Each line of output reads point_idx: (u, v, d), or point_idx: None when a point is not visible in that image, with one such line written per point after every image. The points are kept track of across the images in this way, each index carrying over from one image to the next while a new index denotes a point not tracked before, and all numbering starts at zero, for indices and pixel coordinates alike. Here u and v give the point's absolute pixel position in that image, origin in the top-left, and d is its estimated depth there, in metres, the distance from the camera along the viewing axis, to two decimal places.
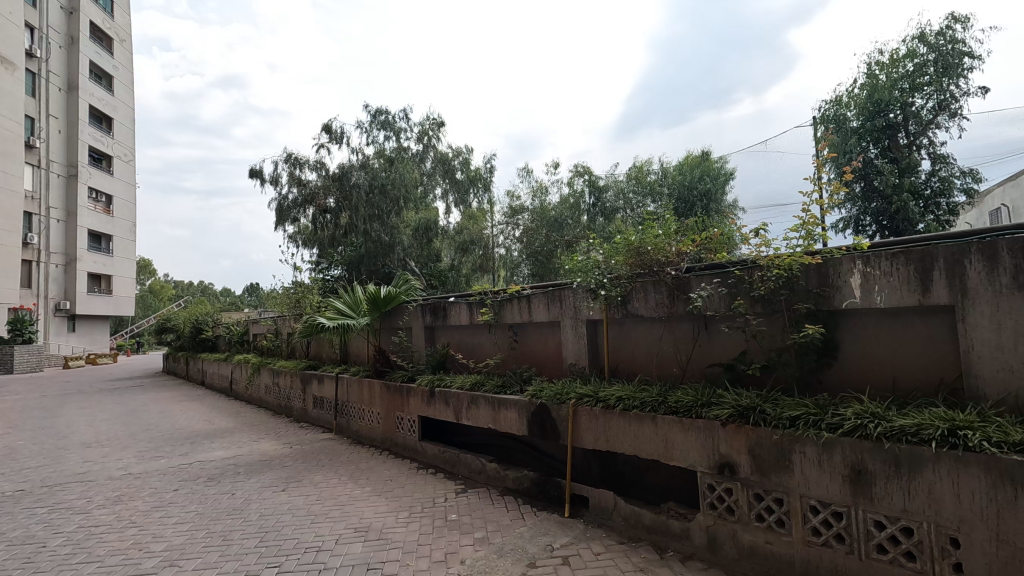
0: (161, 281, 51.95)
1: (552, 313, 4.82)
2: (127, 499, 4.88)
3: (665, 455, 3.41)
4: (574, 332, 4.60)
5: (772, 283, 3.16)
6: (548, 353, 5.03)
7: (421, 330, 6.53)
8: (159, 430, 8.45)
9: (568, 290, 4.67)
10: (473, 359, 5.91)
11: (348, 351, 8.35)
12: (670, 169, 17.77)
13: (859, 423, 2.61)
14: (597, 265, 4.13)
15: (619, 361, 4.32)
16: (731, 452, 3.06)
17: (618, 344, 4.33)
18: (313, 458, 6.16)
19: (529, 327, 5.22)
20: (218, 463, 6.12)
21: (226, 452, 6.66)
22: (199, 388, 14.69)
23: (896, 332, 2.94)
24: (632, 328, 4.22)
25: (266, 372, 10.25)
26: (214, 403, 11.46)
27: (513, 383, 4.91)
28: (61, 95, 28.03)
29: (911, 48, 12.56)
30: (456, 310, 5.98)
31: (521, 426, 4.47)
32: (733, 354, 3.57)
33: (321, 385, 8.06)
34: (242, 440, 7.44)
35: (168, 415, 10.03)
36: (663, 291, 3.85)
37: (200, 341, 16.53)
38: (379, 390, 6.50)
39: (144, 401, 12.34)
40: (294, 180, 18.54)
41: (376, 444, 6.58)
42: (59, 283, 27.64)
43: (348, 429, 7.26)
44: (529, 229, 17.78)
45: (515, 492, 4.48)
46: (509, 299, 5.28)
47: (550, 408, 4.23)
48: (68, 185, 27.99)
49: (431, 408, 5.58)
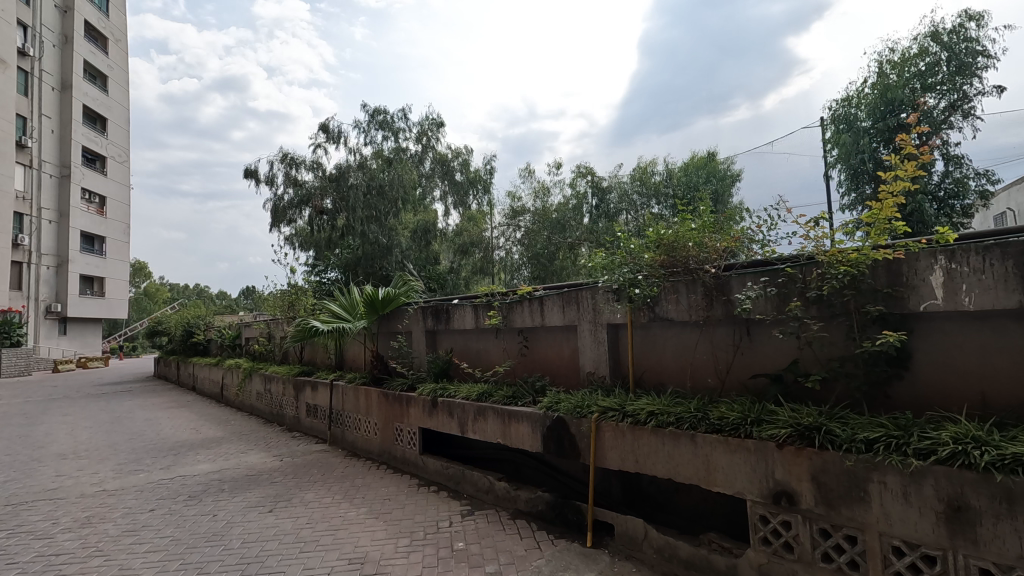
0: (155, 282, 51.10)
1: (568, 315, 4.39)
2: (97, 522, 4.40)
3: (707, 480, 2.97)
4: (592, 338, 4.17)
5: (835, 282, 2.72)
6: (563, 361, 4.58)
7: (421, 335, 6.07)
8: (142, 440, 7.96)
9: (586, 291, 4.23)
10: (479, 367, 5.45)
11: (344, 356, 7.87)
12: (675, 170, 17.35)
13: (958, 449, 2.17)
14: (621, 262, 3.68)
15: (644, 370, 3.89)
16: (790, 479, 2.62)
17: (645, 350, 3.89)
18: (304, 474, 5.69)
19: (542, 331, 4.76)
20: (201, 478, 5.65)
21: (211, 465, 6.19)
22: (189, 394, 14.18)
23: (986, 339, 2.50)
24: (660, 334, 3.79)
25: (258, 377, 9.78)
26: (204, 410, 11.00)
27: (524, 394, 4.46)
28: (55, 94, 27.53)
29: (922, 47, 12.33)
30: (460, 313, 5.53)
31: (534, 443, 4.02)
32: (782, 363, 3.13)
33: (314, 393, 7.58)
34: (229, 451, 6.97)
35: (154, 423, 9.58)
36: (698, 290, 3.41)
37: (192, 344, 16.08)
38: (377, 399, 6.04)
39: (130, 408, 11.82)
40: (290, 180, 18.11)
41: (373, 457, 6.12)
42: (49, 284, 27.06)
43: (342, 440, 6.80)
44: (530, 231, 17.33)
45: (527, 515, 4.03)
46: (520, 301, 4.83)
47: (568, 422, 3.79)
48: (60, 186, 27.48)
49: (433, 419, 5.12)
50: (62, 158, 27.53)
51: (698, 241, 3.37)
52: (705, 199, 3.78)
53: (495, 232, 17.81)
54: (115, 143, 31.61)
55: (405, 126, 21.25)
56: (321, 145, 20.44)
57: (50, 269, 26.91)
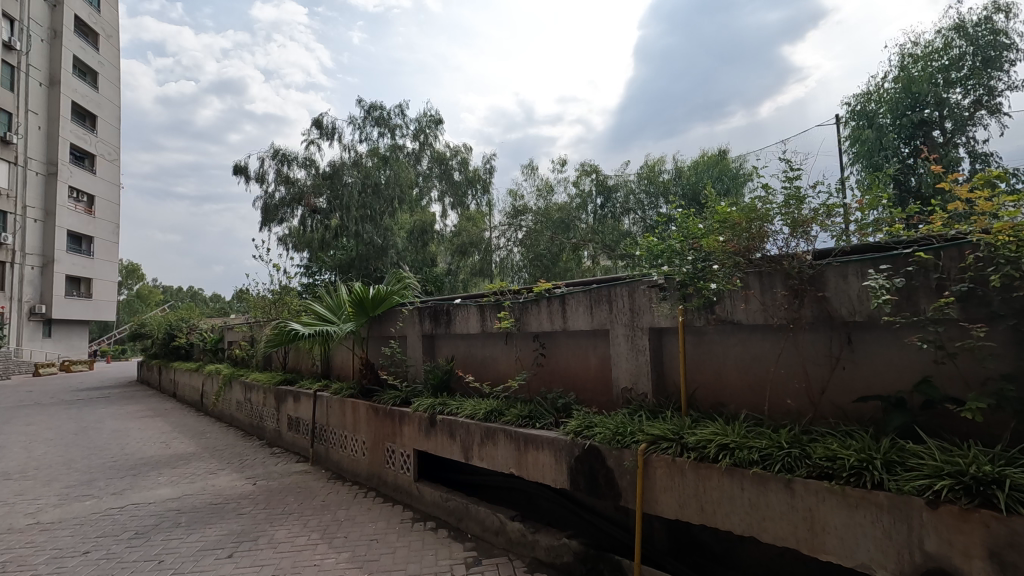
0: (146, 284, 49.97)
1: (597, 318, 3.59)
2: (13, 570, 3.56)
3: (810, 544, 2.16)
4: (628, 346, 3.37)
5: (1007, 270, 1.91)
6: (590, 374, 3.76)
7: (418, 340, 5.26)
8: (102, 457, 7.08)
9: (620, 289, 3.43)
10: (486, 380, 4.61)
11: (331, 364, 7.04)
12: (685, 168, 16.38)
13: None
14: (681, 249, 2.87)
15: (698, 386, 3.10)
16: (951, 553, 1.81)
17: (698, 362, 3.10)
18: (278, 502, 4.84)
19: (562, 335, 3.96)
20: (155, 507, 4.78)
21: (172, 490, 5.34)
22: (168, 401, 13.27)
23: None
24: (718, 341, 3.01)
25: (238, 385, 8.95)
26: (179, 420, 10.16)
27: (543, 414, 3.67)
28: (42, 90, 26.62)
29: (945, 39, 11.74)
30: (463, 315, 4.72)
31: (558, 476, 3.22)
32: (904, 383, 2.34)
33: (296, 404, 6.75)
34: (196, 471, 6.11)
35: (121, 435, 8.71)
36: (783, 283, 2.61)
37: (173, 348, 15.20)
38: (365, 414, 5.20)
39: (100, 417, 10.90)
40: (282, 178, 17.26)
41: (360, 481, 5.31)
42: (34, 285, 26.08)
43: (326, 459, 5.97)
44: (531, 232, 16.42)
45: (549, 567, 3.22)
46: (535, 301, 4.04)
47: (604, 453, 2.95)
48: (46, 185, 26.55)
49: (430, 440, 4.31)
50: (49, 156, 26.59)
51: (774, 218, 2.64)
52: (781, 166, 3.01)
53: (495, 232, 17.04)
54: (104, 141, 30.66)
55: (401, 123, 20.45)
56: (314, 141, 19.62)
57: (35, 269, 25.95)
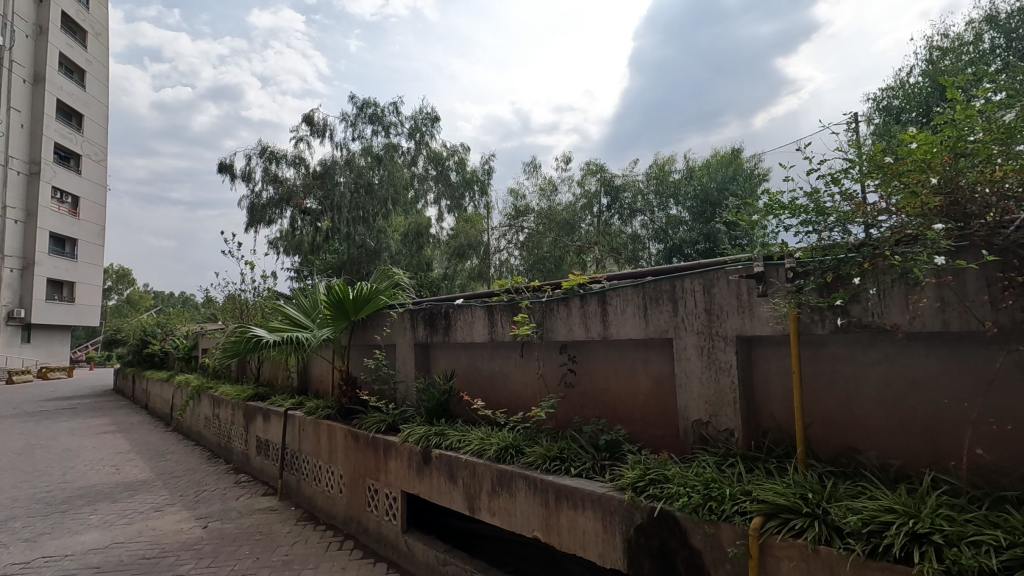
0: (137, 290, 48.74)
1: (654, 323, 2.59)
2: None
3: None
4: (703, 362, 2.37)
5: None
6: (638, 401, 2.77)
7: (410, 350, 4.24)
8: (34, 486, 5.98)
9: (688, 281, 2.42)
10: (498, 405, 3.59)
11: (307, 377, 6.00)
12: (696, 167, 15.20)
13: None
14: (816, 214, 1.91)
15: (814, 420, 2.11)
16: None
17: (814, 385, 2.10)
18: (228, 556, 3.78)
19: (599, 347, 2.97)
20: (70, 565, 3.70)
21: (102, 536, 4.27)
22: (139, 414, 12.14)
23: None
24: (849, 355, 2.02)
25: (205, 399, 7.91)
26: (143, 437, 9.07)
27: (579, 456, 2.66)
28: (26, 87, 25.49)
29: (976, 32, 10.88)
30: (464, 318, 3.72)
31: (609, 548, 2.22)
32: None
33: (265, 424, 5.72)
34: (141, 507, 5.05)
35: (70, 456, 7.60)
36: (987, 274, 1.63)
37: (147, 355, 14.07)
38: (343, 441, 4.18)
39: (56, 433, 9.74)
40: (269, 176, 16.16)
41: (335, 524, 4.28)
42: (13, 289, 24.82)
43: (296, 493, 4.94)
44: (534, 235, 15.39)
45: None
46: (563, 301, 3.04)
47: (688, 527, 1.95)
48: (29, 185, 25.40)
49: (423, 481, 3.30)
50: (31, 155, 25.40)
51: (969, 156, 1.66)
52: (953, 79, 2.00)
53: (494, 233, 16.16)
54: (92, 140, 29.55)
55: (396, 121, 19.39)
56: (305, 138, 18.60)
57: (14, 272, 24.71)
